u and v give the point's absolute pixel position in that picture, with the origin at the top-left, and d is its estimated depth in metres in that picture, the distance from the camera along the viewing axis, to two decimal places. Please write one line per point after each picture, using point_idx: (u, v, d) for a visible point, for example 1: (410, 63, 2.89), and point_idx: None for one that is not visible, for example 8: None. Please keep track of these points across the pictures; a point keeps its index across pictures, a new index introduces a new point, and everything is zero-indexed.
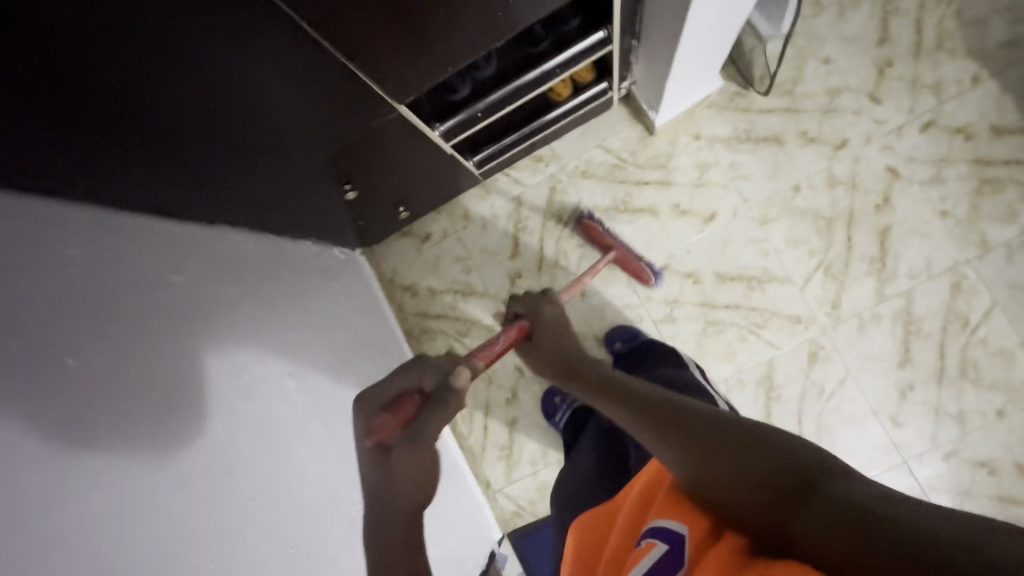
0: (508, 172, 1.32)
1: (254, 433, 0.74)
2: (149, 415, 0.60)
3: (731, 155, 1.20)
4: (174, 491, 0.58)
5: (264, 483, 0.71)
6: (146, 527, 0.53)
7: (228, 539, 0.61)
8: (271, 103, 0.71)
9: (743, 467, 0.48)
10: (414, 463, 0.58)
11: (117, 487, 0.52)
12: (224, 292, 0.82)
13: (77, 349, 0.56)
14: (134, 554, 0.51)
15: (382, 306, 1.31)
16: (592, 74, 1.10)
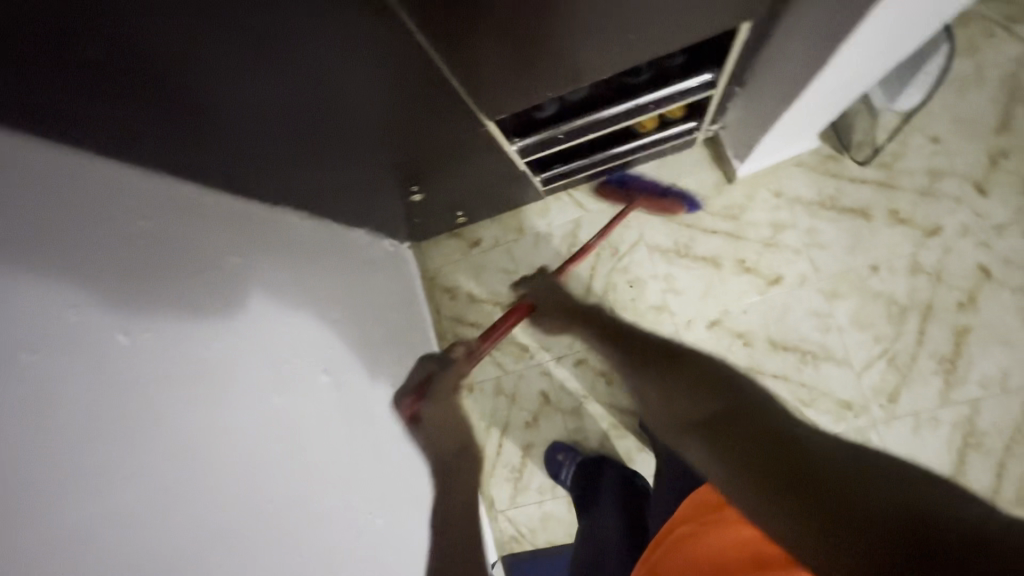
0: (571, 193, 1.28)
1: (286, 431, 0.73)
2: (186, 401, 0.59)
3: (810, 220, 1.13)
4: (197, 486, 0.57)
5: (287, 482, 0.70)
6: (166, 522, 0.53)
7: (241, 542, 0.60)
8: (363, 105, 0.70)
9: (691, 402, 0.56)
10: (440, 415, 0.82)
11: (142, 478, 0.52)
12: (276, 276, 0.81)
13: (127, 316, 0.56)
14: (147, 551, 0.51)
15: (419, 304, 1.29)
16: (684, 112, 1.05)
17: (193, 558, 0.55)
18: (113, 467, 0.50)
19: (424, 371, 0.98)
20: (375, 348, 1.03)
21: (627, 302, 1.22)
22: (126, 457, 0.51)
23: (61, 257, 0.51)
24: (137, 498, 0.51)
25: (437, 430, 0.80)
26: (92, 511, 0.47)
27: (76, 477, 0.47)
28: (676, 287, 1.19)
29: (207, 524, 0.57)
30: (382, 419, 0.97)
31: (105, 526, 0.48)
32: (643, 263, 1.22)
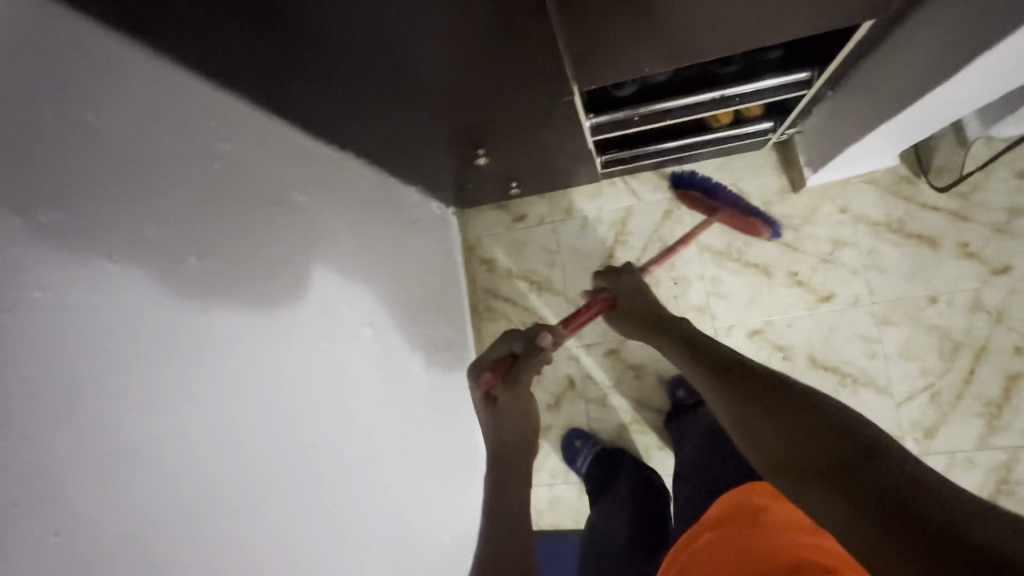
0: (626, 180, 1.24)
1: (327, 380, 0.72)
2: (245, 336, 0.58)
3: (873, 241, 1.09)
4: (244, 421, 0.57)
5: (325, 430, 0.70)
6: (215, 453, 0.53)
7: (282, 482, 0.61)
8: (460, 74, 0.67)
9: (802, 447, 0.52)
10: None
11: (196, 408, 0.51)
12: (333, 223, 0.79)
13: (202, 241, 0.54)
14: (196, 483, 0.50)
15: (457, 271, 1.27)
16: (762, 112, 1.01)
17: (237, 493, 0.55)
18: (172, 391, 0.49)
19: (510, 348, 0.84)
20: (414, 310, 1.02)
21: (668, 299, 1.19)
22: (184, 382, 0.50)
23: (145, 171, 0.49)
24: (190, 426, 0.50)
25: (512, 416, 0.78)
26: (148, 433, 0.47)
27: (138, 395, 0.46)
28: (721, 291, 1.16)
29: (248, 460, 0.57)
30: (414, 380, 0.97)
31: (158, 449, 0.47)
32: (691, 262, 1.19)
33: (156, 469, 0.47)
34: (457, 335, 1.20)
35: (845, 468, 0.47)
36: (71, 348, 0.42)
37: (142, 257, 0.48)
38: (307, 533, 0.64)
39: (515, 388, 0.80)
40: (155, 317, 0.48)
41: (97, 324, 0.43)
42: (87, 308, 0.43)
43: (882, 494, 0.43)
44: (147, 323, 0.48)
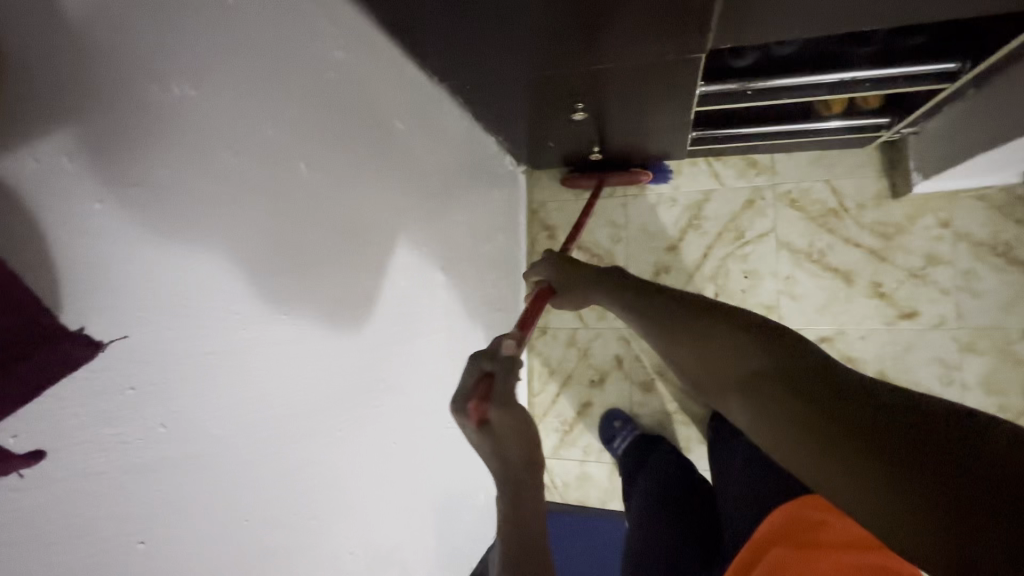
0: (710, 161, 1.18)
1: (401, 321, 0.70)
2: (328, 283, 0.54)
3: (972, 262, 1.02)
4: (314, 376, 0.53)
5: (393, 366, 0.68)
6: (296, 367, 0.50)
7: (351, 410, 0.60)
8: (588, 12, 0.61)
9: (739, 368, 0.51)
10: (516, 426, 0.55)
11: (283, 321, 0.48)
12: (423, 160, 0.76)
13: (303, 179, 0.50)
14: (276, 402, 0.48)
15: (519, 232, 1.24)
16: (881, 104, 0.93)
17: (312, 415, 0.53)
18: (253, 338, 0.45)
19: (478, 374, 0.61)
20: (480, 265, 0.99)
21: (735, 292, 1.14)
22: (265, 331, 0.47)
23: (253, 76, 0.44)
24: (267, 378, 0.47)
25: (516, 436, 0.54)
26: (227, 384, 0.43)
27: (220, 342, 0.42)
28: (794, 292, 1.11)
29: (317, 413, 0.54)
30: (472, 335, 0.95)
31: (231, 389, 0.43)
32: (765, 257, 1.13)
33: (232, 424, 0.44)
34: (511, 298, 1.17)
35: (785, 386, 0.45)
36: (169, 292, 0.38)
37: (249, 195, 0.44)
38: (369, 479, 0.63)
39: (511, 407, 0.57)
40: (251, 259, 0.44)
41: (206, 215, 0.40)
42: (193, 242, 0.39)
43: (870, 441, 0.36)
44: (243, 263, 0.44)
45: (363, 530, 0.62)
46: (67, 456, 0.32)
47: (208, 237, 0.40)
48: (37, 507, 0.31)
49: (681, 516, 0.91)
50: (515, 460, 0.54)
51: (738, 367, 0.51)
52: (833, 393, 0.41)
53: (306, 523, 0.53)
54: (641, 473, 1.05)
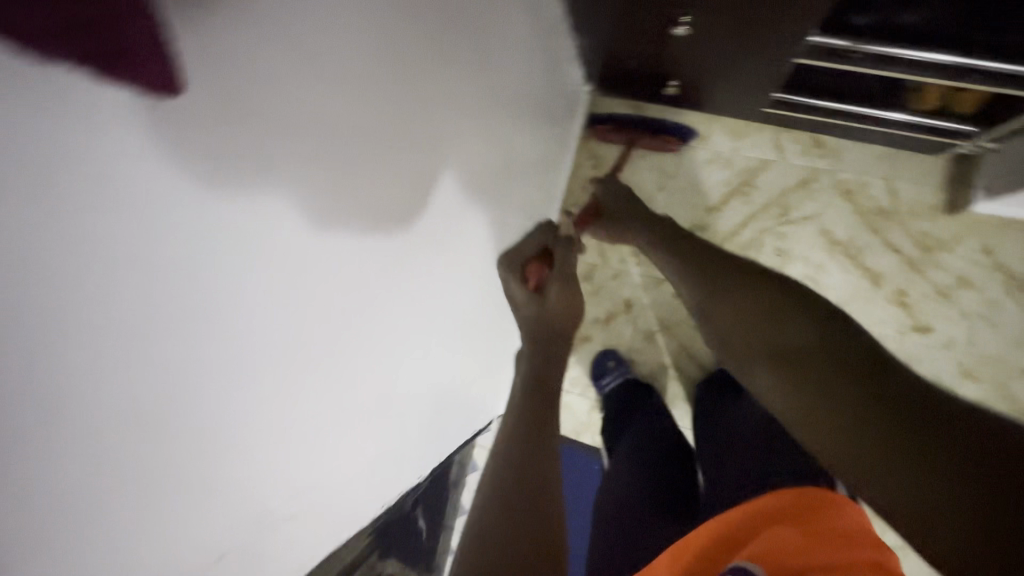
0: (777, 130, 1.14)
1: (458, 198, 0.67)
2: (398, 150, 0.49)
3: (1000, 294, 1.02)
4: (367, 234, 0.48)
5: (446, 229, 0.65)
6: (371, 188, 0.47)
7: (405, 251, 0.56)
8: None
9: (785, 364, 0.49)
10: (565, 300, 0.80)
11: (368, 131, 0.44)
12: (514, 29, 0.71)
13: (389, 24, 0.43)
14: (348, 214, 0.44)
15: (567, 154, 1.20)
16: (973, 111, 0.90)
17: (370, 244, 0.49)
18: (316, 197, 0.40)
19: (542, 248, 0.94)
20: (530, 169, 0.96)
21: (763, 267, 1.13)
22: (326, 187, 0.41)
23: None
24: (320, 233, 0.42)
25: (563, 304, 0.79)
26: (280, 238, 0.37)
27: (309, 136, 0.37)
28: (820, 282, 1.10)
29: (356, 284, 0.49)
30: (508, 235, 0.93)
31: (312, 178, 0.39)
32: (803, 241, 1.12)
33: (273, 290, 0.39)
34: (545, 216, 1.14)
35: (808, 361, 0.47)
36: (283, 40, 0.33)
37: (339, 16, 0.37)
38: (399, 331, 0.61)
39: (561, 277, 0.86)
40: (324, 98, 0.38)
41: None
42: (289, 22, 0.33)
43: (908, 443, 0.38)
44: (319, 111, 0.38)
45: (376, 397, 0.61)
46: (187, 129, 0.28)
47: (302, 28, 0.34)
48: (148, 188, 0.27)
49: (660, 476, 0.91)
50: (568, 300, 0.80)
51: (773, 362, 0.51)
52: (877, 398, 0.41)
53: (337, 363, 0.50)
54: (628, 431, 1.04)
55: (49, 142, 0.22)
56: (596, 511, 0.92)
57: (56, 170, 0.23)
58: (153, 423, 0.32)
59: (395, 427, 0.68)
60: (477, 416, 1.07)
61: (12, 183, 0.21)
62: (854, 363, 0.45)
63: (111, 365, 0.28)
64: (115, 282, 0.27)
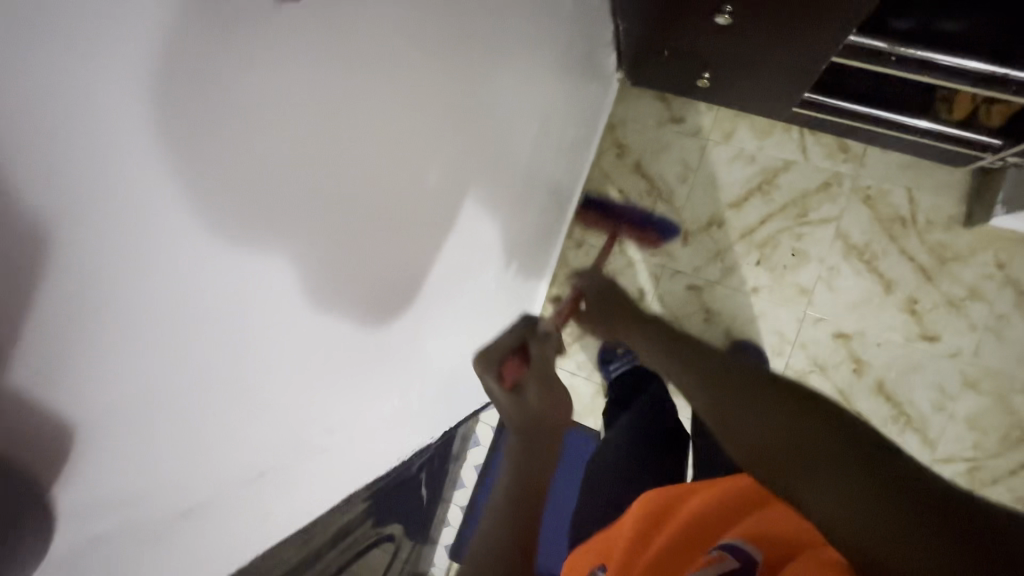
0: (803, 132, 1.15)
1: (488, 173, 0.68)
2: (415, 197, 0.48)
3: (1009, 308, 1.04)
4: (372, 287, 0.47)
5: (482, 199, 0.67)
6: (383, 242, 0.45)
7: (431, 254, 0.56)
8: None
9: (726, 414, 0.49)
10: (546, 395, 0.75)
11: (391, 185, 0.43)
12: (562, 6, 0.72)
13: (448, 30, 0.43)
14: (353, 275, 0.43)
15: (593, 140, 1.21)
16: (1001, 125, 0.91)
17: (373, 298, 0.48)
18: (322, 257, 0.38)
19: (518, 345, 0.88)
20: (559, 149, 0.97)
21: (777, 265, 1.15)
22: (339, 246, 0.39)
23: None
24: (319, 301, 0.40)
25: (543, 397, 0.75)
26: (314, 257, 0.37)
27: (330, 191, 0.36)
28: (832, 284, 1.12)
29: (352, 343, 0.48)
30: (532, 211, 0.94)
31: (323, 243, 0.37)
32: (819, 242, 1.13)
33: (265, 349, 0.37)
34: (567, 200, 1.16)
35: (786, 411, 0.44)
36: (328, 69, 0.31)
37: (388, 60, 0.36)
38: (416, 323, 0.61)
39: (538, 373, 0.80)
40: (356, 132, 0.36)
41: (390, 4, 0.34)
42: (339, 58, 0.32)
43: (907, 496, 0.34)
44: (347, 163, 0.36)
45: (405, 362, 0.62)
46: (233, 90, 0.26)
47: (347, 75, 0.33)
48: (196, 139, 0.25)
49: (652, 459, 0.92)
50: (562, 400, 0.76)
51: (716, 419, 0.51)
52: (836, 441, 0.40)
53: (326, 413, 0.48)
54: (624, 414, 1.04)
55: (77, 73, 0.20)
56: (588, 482, 0.94)
57: (122, 77, 0.21)
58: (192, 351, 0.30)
59: (410, 399, 0.69)
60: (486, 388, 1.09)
61: (66, 104, 0.20)
62: (802, 403, 0.45)
63: (162, 276, 0.27)
64: (179, 185, 0.25)
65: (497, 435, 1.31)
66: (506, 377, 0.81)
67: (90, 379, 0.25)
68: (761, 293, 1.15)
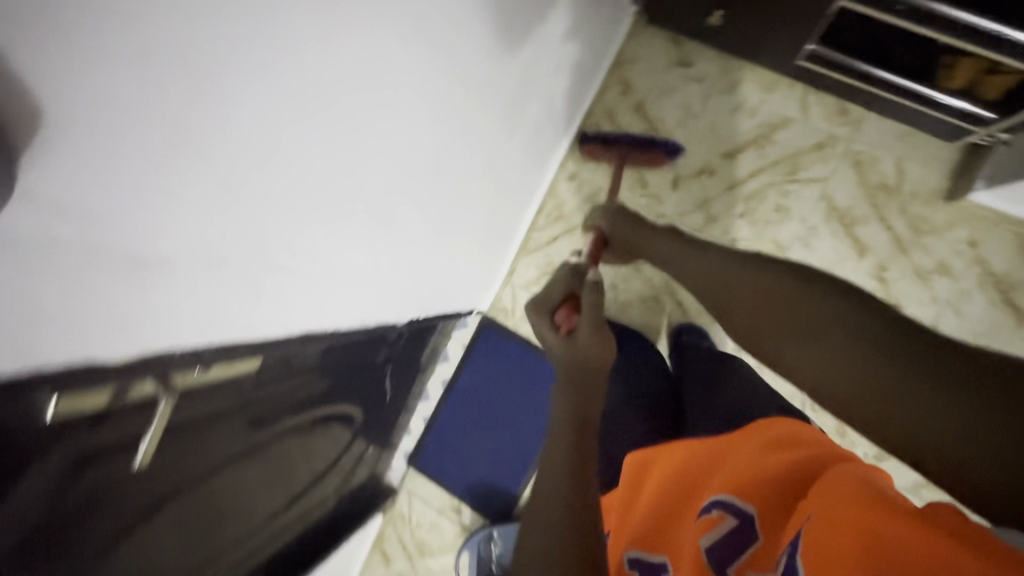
0: (807, 90, 1.15)
1: (489, 63, 0.69)
2: (399, 87, 0.52)
3: (972, 286, 1.08)
4: (351, 120, 0.49)
5: (478, 82, 0.69)
6: (367, 76, 0.48)
7: (416, 116, 0.58)
8: None
9: (730, 291, 0.71)
10: (595, 338, 0.73)
11: (382, 17, 0.45)
12: None
13: None
14: (332, 97, 0.45)
15: (599, 72, 1.20)
16: (996, 98, 0.91)
17: (350, 136, 0.50)
18: (307, 54, 0.40)
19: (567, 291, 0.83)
20: (563, 64, 0.97)
21: (760, 219, 1.17)
22: (325, 56, 0.42)
23: None
24: (299, 106, 0.43)
25: (593, 342, 0.73)
26: (304, 103, 0.43)
27: None
28: (809, 244, 1.14)
29: (329, 174, 0.51)
30: (527, 119, 0.94)
31: (307, 42, 0.40)
32: (804, 202, 1.15)
33: (241, 126, 0.39)
34: (565, 126, 1.16)
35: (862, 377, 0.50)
36: None
37: None
38: (393, 187, 0.62)
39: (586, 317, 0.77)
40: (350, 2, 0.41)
41: None
42: None
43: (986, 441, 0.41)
44: None
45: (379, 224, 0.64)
46: None
47: None
48: None
49: None
50: (600, 353, 0.72)
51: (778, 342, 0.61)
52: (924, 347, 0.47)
53: (294, 234, 0.51)
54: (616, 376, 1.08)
55: None
56: None
57: None
58: (178, 92, 0.33)
59: (357, 296, 0.71)
60: (459, 296, 1.12)
61: None
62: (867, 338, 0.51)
63: (151, 8, 0.29)
64: None
65: (467, 351, 1.34)
66: (562, 321, 0.80)
67: (54, 39, 0.26)
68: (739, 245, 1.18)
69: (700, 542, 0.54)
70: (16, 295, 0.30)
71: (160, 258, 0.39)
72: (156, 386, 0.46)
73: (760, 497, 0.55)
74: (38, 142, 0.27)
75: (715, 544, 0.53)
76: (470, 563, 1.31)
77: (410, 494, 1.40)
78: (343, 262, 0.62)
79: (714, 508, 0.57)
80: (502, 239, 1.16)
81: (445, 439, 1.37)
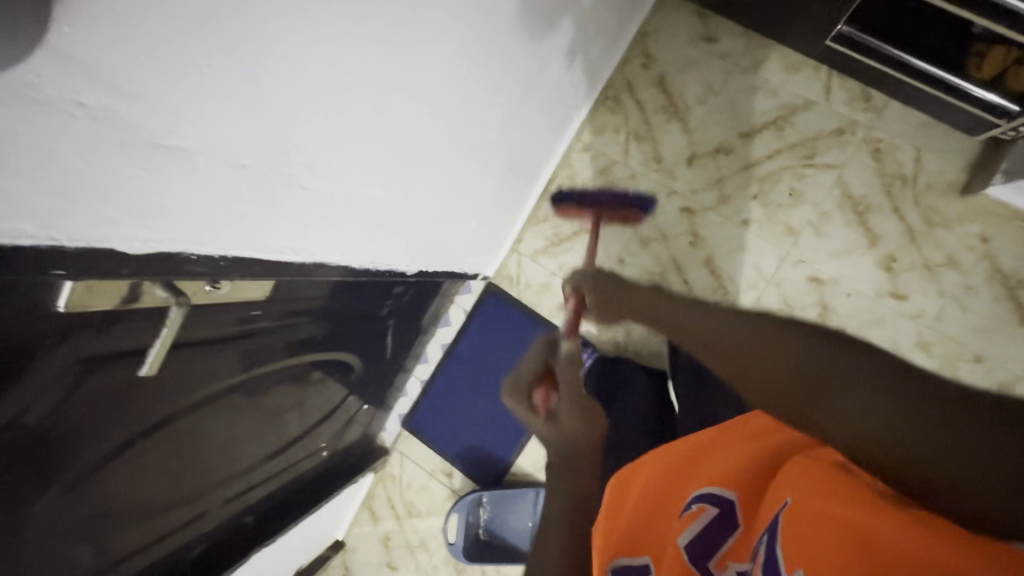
0: (831, 74, 1.14)
1: (528, 13, 0.68)
2: (436, 24, 0.52)
3: (979, 281, 1.08)
4: (386, 50, 0.48)
5: (512, 32, 0.68)
6: (410, 7, 0.47)
7: (446, 59, 0.57)
8: None
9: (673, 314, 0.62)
10: (576, 415, 0.62)
11: None
12: None
13: None
14: (375, 24, 0.45)
15: (622, 41, 1.18)
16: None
17: (382, 66, 0.49)
18: None
19: (542, 361, 0.72)
20: (590, 24, 0.95)
21: (772, 202, 1.16)
22: None
23: None
24: (345, 25, 0.42)
25: (576, 417, 0.62)
26: (340, 17, 0.41)
27: None
28: (820, 229, 1.14)
29: (354, 100, 0.49)
30: (551, 75, 0.92)
31: None
32: (818, 187, 1.14)
33: (282, 35, 0.38)
34: (586, 93, 1.15)
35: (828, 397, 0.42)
36: None
37: None
38: (416, 126, 0.61)
39: (565, 392, 0.65)
40: None
41: None
42: None
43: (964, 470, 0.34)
44: None
45: (397, 161, 0.63)
46: None
47: None
48: None
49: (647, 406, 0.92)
50: (584, 431, 0.61)
51: (731, 340, 0.52)
52: (901, 374, 0.39)
53: (309, 154, 0.50)
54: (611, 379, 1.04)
55: None
56: None
57: None
58: None
59: (371, 232, 0.70)
60: (465, 258, 1.11)
61: None
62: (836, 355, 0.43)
63: None
64: None
65: (470, 317, 1.32)
66: (540, 407, 0.65)
67: None
68: (750, 227, 1.17)
69: (679, 539, 0.50)
70: (35, 153, 0.30)
71: (178, 148, 0.38)
72: (169, 292, 0.49)
73: (740, 482, 0.52)
74: (98, 5, 0.26)
75: (697, 538, 0.49)
76: (457, 526, 1.32)
77: (402, 455, 1.40)
78: (358, 192, 0.61)
79: (694, 502, 0.52)
80: (513, 202, 1.14)
81: (441, 404, 1.36)
